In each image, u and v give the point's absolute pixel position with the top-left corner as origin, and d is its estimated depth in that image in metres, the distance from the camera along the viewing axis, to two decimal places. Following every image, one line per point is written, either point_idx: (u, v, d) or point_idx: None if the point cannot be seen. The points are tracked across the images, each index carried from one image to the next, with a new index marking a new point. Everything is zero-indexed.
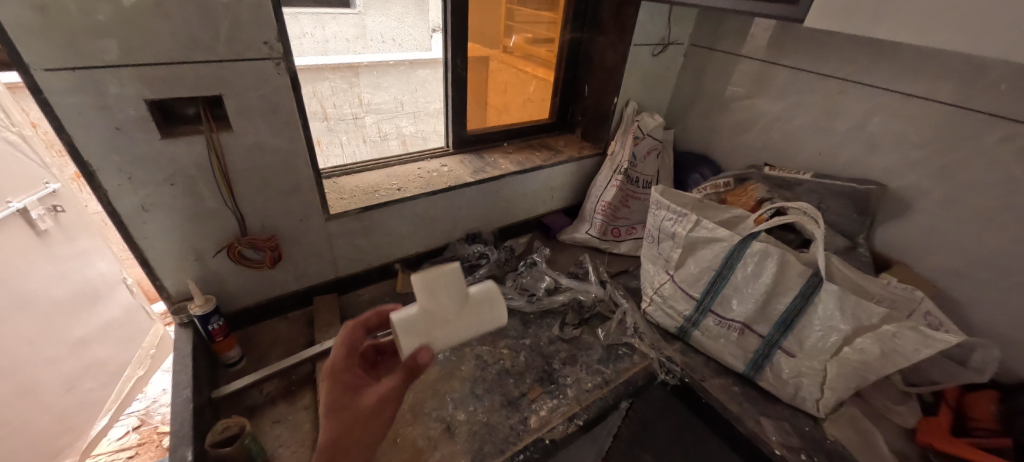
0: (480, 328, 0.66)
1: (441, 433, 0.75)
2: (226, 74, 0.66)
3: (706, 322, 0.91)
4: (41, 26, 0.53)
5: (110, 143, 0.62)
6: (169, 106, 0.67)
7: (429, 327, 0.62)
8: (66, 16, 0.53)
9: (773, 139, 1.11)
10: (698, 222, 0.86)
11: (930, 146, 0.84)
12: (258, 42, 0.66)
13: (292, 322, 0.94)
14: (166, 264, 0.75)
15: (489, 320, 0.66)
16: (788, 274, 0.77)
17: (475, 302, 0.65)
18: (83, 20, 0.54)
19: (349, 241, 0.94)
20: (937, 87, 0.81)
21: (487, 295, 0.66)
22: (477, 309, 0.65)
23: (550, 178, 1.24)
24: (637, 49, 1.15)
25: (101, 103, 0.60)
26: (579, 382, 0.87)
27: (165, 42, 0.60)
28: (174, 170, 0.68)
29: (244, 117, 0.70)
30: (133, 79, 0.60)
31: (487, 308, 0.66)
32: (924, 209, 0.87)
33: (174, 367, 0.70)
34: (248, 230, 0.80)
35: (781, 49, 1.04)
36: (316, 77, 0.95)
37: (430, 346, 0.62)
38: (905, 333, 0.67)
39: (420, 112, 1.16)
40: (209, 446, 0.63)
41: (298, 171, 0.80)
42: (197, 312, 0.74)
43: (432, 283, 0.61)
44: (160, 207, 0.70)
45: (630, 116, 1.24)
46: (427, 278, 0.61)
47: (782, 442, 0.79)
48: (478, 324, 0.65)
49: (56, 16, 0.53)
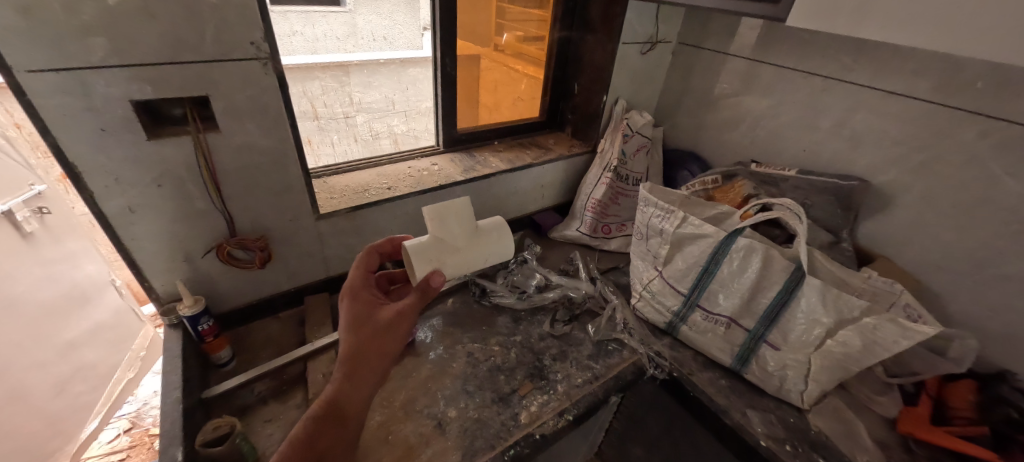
0: (488, 254, 0.81)
1: (433, 429, 0.76)
2: (212, 75, 0.65)
3: (694, 317, 0.92)
4: (24, 28, 0.52)
5: (95, 144, 0.62)
6: (156, 107, 0.66)
7: (442, 253, 0.74)
8: (49, 16, 0.53)
9: (759, 136, 1.13)
10: (685, 218, 0.87)
11: (911, 142, 0.86)
12: (244, 42, 0.65)
13: (283, 322, 0.94)
14: (154, 266, 0.75)
15: (495, 247, 0.81)
16: (773, 269, 0.79)
17: (484, 233, 0.80)
18: (66, 20, 0.54)
19: (340, 241, 0.95)
20: (916, 85, 0.83)
21: (493, 228, 0.82)
22: (485, 239, 0.80)
23: (540, 176, 1.25)
24: (625, 48, 1.16)
25: (85, 104, 0.59)
26: (569, 377, 0.88)
27: (151, 43, 0.60)
28: (161, 171, 0.68)
29: (232, 117, 0.70)
30: (118, 79, 0.60)
31: (490, 237, 0.80)
32: (905, 204, 0.89)
33: (163, 368, 0.70)
34: (237, 230, 0.80)
35: (766, 47, 1.06)
36: (307, 75, 0.99)
37: (440, 270, 0.73)
38: (885, 325, 0.69)
39: (410, 111, 1.17)
40: (200, 446, 0.62)
41: (287, 171, 0.80)
42: (186, 313, 0.74)
43: (441, 216, 0.74)
44: (147, 208, 0.70)
45: (619, 113, 1.25)
46: (439, 208, 0.74)
47: (767, 433, 0.81)
48: (488, 250, 0.80)
49: (38, 16, 0.53)
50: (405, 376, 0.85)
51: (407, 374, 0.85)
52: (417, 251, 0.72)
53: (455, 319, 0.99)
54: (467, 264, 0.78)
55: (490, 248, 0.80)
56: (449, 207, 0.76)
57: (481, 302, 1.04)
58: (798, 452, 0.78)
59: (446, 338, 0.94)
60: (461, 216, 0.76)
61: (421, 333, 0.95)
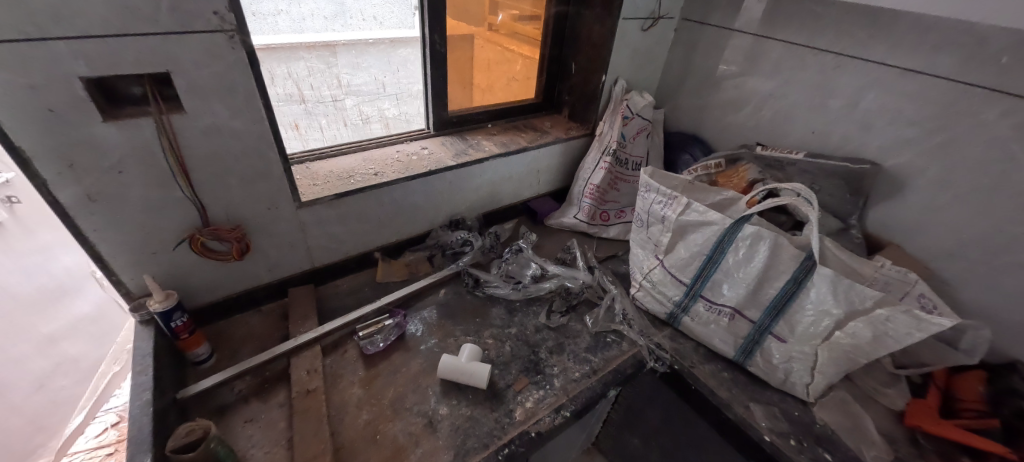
0: (468, 371, 0.77)
1: (423, 428, 0.72)
2: (171, 49, 0.59)
3: (696, 308, 0.89)
4: None
5: (46, 127, 0.56)
6: (111, 84, 0.60)
7: (455, 371, 0.78)
8: None
9: (765, 118, 1.07)
10: (689, 205, 0.82)
11: (927, 123, 0.81)
12: (206, 12, 0.59)
13: (266, 315, 0.90)
14: (122, 259, 0.70)
15: (473, 371, 0.77)
16: (780, 258, 0.74)
17: (468, 364, 0.78)
18: None
19: (324, 231, 0.90)
20: (936, 62, 0.78)
21: (472, 361, 0.79)
22: (466, 367, 0.78)
23: (536, 160, 1.19)
24: (626, 23, 1.09)
25: (27, 82, 0.53)
26: (567, 371, 0.84)
27: (98, 11, 0.53)
28: (121, 156, 0.63)
29: (197, 97, 0.64)
30: (69, 52, 0.54)
31: (471, 367, 0.78)
32: (918, 189, 0.85)
33: (134, 367, 0.66)
34: (212, 221, 0.75)
35: (775, 23, 0.99)
36: (290, 55, 0.86)
37: (447, 369, 0.78)
38: (898, 317, 0.65)
39: (401, 94, 1.07)
40: (172, 452, 0.58)
41: (263, 157, 0.75)
42: (157, 308, 0.70)
43: (466, 361, 0.79)
44: (109, 198, 0.65)
45: (619, 94, 1.19)
46: (458, 364, 0.78)
47: (772, 428, 0.78)
48: (467, 373, 0.77)
49: None
50: (394, 371, 0.81)
51: (396, 370, 0.81)
52: (446, 367, 0.78)
53: (447, 311, 0.95)
54: (451, 369, 0.78)
55: (471, 366, 0.78)
56: (466, 369, 0.78)
57: (474, 292, 1.00)
58: (803, 447, 0.75)
59: (437, 331, 0.90)
60: (445, 358, 0.78)
61: (412, 326, 0.91)
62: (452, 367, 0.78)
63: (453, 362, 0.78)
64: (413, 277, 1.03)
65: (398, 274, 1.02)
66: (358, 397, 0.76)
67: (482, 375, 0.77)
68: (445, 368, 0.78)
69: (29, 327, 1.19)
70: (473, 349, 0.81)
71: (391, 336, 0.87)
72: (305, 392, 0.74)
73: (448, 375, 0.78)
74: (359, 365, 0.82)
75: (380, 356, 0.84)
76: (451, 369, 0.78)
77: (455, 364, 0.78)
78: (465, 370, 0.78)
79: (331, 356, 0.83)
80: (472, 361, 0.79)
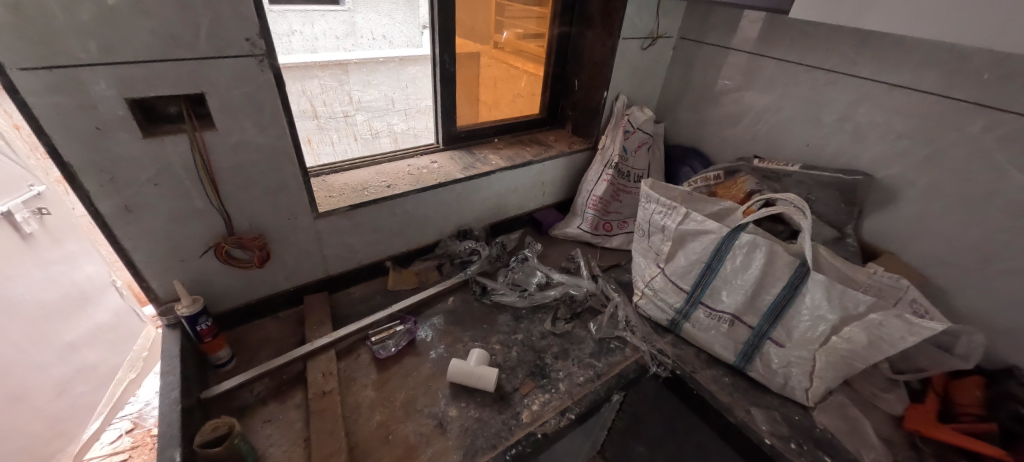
0: (476, 373, 0.80)
1: (433, 429, 0.75)
2: (207, 72, 0.65)
3: (696, 314, 0.92)
4: (42, 34, 0.53)
5: (91, 144, 0.62)
6: (150, 105, 0.66)
7: (464, 372, 0.81)
8: (69, 16, 0.54)
9: (762, 132, 1.11)
10: (687, 215, 0.86)
11: (915, 136, 0.84)
12: (239, 39, 0.65)
13: (282, 321, 0.93)
14: (152, 266, 0.75)
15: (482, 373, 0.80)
16: (776, 265, 0.77)
17: (476, 367, 0.81)
18: (74, 19, 0.54)
19: (339, 240, 0.94)
20: (921, 78, 0.82)
21: (479, 364, 0.82)
22: (474, 369, 0.81)
23: (541, 173, 1.24)
24: (626, 42, 1.15)
25: (78, 102, 0.59)
26: (572, 376, 0.87)
27: (142, 39, 0.59)
28: (157, 170, 0.68)
29: (228, 116, 0.70)
30: (113, 77, 0.59)
31: (478, 371, 0.81)
32: (910, 199, 0.88)
33: (162, 368, 0.70)
34: (235, 230, 0.80)
35: (768, 42, 1.05)
36: (305, 73, 0.95)
37: (455, 370, 0.81)
38: (890, 321, 0.68)
39: (411, 109, 1.13)
40: (198, 446, 0.62)
41: (285, 171, 0.80)
42: (185, 312, 0.73)
43: (473, 364, 0.82)
44: (143, 208, 0.69)
45: (620, 109, 1.24)
46: (467, 366, 0.81)
47: (772, 431, 0.80)
48: (475, 375, 0.80)
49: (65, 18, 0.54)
50: (405, 375, 0.84)
51: (408, 374, 0.85)
52: (455, 369, 0.81)
53: (456, 318, 0.98)
54: (460, 370, 0.81)
55: (479, 369, 0.81)
56: (474, 371, 0.81)
57: (482, 300, 1.03)
58: (802, 450, 0.77)
59: (446, 337, 0.94)
60: (455, 361, 0.81)
61: (422, 332, 0.94)
62: (461, 369, 0.81)
63: (462, 366, 0.81)
64: (422, 284, 1.06)
65: (408, 282, 1.06)
66: (371, 399, 0.79)
67: (489, 378, 0.80)
68: (455, 369, 0.81)
69: (53, 335, 1.25)
70: (479, 353, 0.84)
71: (402, 341, 0.90)
72: (321, 394, 0.77)
73: (457, 377, 0.81)
74: (371, 368, 0.85)
75: (391, 360, 0.87)
76: (458, 371, 0.81)
77: (463, 367, 0.81)
78: (473, 373, 0.81)
79: (345, 361, 0.86)
80: (480, 364, 0.83)
